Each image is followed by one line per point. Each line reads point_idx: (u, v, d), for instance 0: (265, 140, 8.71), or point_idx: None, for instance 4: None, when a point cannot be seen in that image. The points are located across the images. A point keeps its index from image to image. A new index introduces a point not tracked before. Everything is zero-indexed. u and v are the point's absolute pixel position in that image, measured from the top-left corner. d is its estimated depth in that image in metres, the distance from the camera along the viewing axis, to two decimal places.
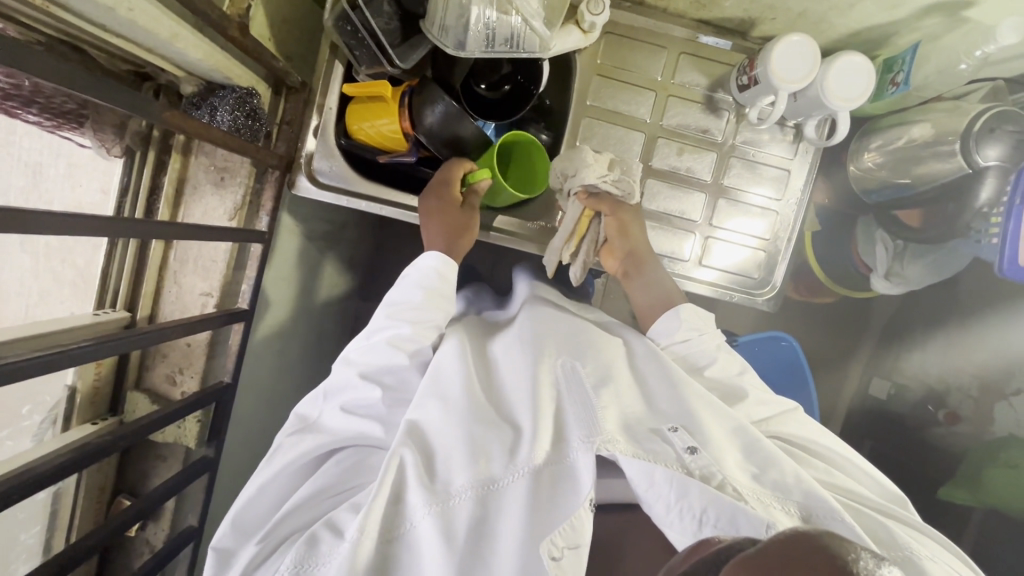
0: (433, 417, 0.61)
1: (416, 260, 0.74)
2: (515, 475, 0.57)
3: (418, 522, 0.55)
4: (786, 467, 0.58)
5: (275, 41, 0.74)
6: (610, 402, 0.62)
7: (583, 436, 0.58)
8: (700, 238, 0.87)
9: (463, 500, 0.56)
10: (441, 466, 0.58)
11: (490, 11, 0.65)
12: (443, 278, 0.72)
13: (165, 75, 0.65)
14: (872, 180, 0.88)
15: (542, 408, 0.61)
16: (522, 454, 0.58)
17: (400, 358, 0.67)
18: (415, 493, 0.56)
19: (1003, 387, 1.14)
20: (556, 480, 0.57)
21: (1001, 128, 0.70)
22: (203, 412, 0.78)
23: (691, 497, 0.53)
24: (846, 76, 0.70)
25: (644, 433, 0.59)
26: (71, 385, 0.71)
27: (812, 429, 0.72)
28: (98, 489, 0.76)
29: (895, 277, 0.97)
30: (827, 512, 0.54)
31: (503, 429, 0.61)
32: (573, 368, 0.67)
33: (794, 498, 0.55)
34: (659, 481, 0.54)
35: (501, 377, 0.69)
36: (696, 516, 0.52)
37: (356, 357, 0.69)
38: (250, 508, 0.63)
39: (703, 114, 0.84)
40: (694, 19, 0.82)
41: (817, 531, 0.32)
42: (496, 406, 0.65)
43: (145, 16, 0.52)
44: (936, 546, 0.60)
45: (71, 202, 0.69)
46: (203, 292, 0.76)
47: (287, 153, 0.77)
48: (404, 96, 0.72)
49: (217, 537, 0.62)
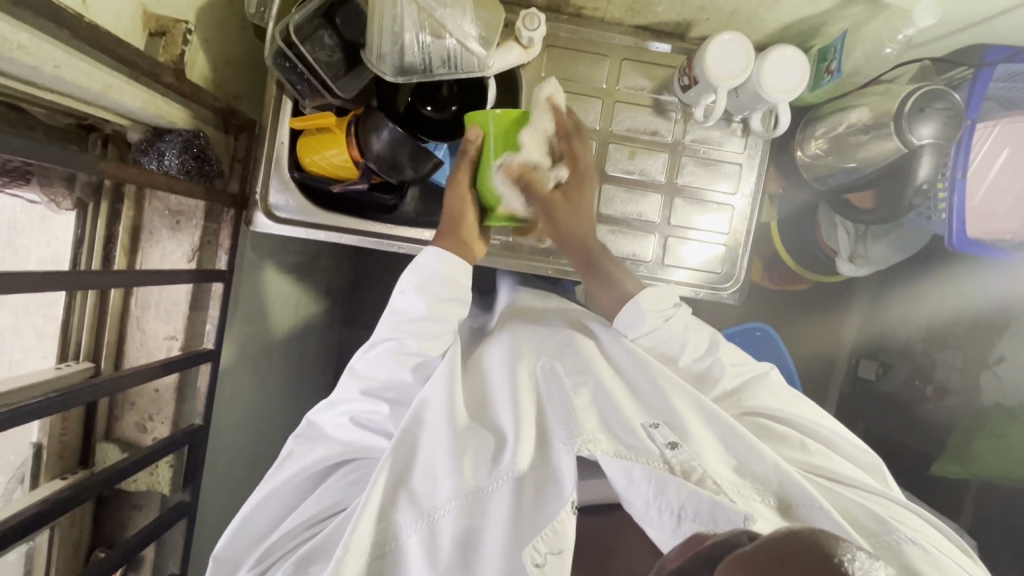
0: (421, 431, 0.60)
1: (416, 259, 0.67)
2: (498, 482, 0.55)
3: (407, 537, 0.55)
4: (767, 457, 0.57)
5: (218, 82, 0.75)
6: (588, 402, 0.60)
7: (564, 437, 0.57)
8: (660, 239, 0.88)
9: (448, 512, 0.55)
10: (425, 479, 0.57)
11: (423, 35, 0.67)
12: (450, 279, 0.65)
13: (110, 125, 0.66)
14: (822, 167, 0.88)
15: (522, 413, 0.60)
16: (504, 460, 0.56)
17: (404, 373, 0.65)
18: (404, 510, 0.56)
19: (986, 357, 1.14)
20: (540, 486, 0.56)
21: (930, 106, 0.70)
22: (175, 456, 0.78)
23: (670, 492, 0.52)
24: (781, 68, 0.71)
25: (626, 424, 0.57)
26: (36, 442, 0.71)
27: (789, 400, 0.71)
28: (74, 543, 0.76)
29: (859, 259, 1.00)
30: (809, 500, 0.54)
31: (486, 437, 0.59)
32: (554, 368, 0.66)
33: (773, 490, 0.56)
34: (637, 479, 0.53)
35: (487, 385, 0.67)
36: (674, 512, 0.51)
37: (361, 370, 0.66)
38: (249, 523, 0.66)
39: (652, 117, 0.86)
40: (632, 26, 0.84)
41: (813, 531, 0.32)
42: (482, 417, 0.63)
43: (74, 71, 0.52)
44: (923, 525, 0.59)
45: (47, 253, 0.71)
46: (168, 335, 0.76)
47: (241, 190, 0.79)
48: (350, 125, 0.74)
49: (219, 546, 0.67)
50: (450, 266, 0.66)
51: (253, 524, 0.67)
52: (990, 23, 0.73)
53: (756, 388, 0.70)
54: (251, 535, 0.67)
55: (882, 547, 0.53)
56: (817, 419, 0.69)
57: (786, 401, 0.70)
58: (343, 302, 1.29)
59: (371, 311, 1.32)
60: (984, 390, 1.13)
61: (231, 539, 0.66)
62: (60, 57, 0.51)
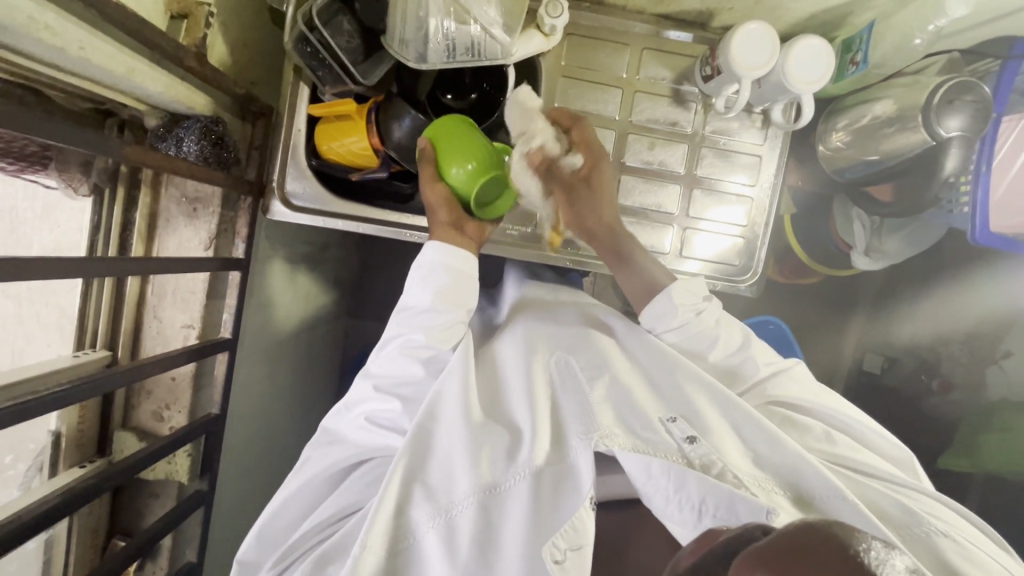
0: (437, 425, 0.60)
1: (417, 255, 0.66)
2: (515, 478, 0.55)
3: (423, 533, 0.55)
4: (788, 448, 0.56)
5: (235, 67, 0.74)
6: (605, 397, 0.60)
7: (582, 432, 0.57)
8: (678, 230, 0.87)
9: (466, 508, 0.55)
10: (441, 474, 0.57)
11: (447, 21, 0.66)
12: (450, 271, 0.64)
13: (128, 110, 0.65)
14: (842, 159, 0.87)
15: (538, 407, 0.60)
16: (522, 456, 0.57)
17: (414, 367, 0.64)
18: (420, 506, 0.55)
19: (992, 352, 1.15)
20: (557, 480, 0.56)
21: (959, 98, 0.70)
22: (193, 446, 0.77)
23: (689, 487, 0.52)
24: (807, 59, 0.71)
25: (643, 420, 0.58)
26: (54, 430, 0.70)
27: (818, 391, 0.70)
28: (91, 532, 0.76)
29: (874, 252, 0.99)
30: (829, 492, 0.54)
31: (502, 435, 0.59)
32: (569, 363, 0.66)
33: (791, 481, 0.56)
34: (656, 473, 0.53)
35: (501, 380, 0.67)
36: (695, 507, 0.51)
37: (376, 368, 0.66)
38: (272, 524, 0.66)
39: (672, 107, 0.85)
40: (653, 15, 0.83)
41: (829, 522, 0.32)
42: (497, 412, 0.63)
43: (98, 53, 0.51)
44: (954, 516, 0.59)
45: (53, 243, 0.68)
46: (184, 324, 0.76)
47: (258, 178, 0.77)
48: (370, 112, 0.73)
49: (241, 549, 0.67)
50: (457, 261, 0.64)
51: (273, 525, 0.66)
52: (1017, 15, 0.73)
53: (780, 380, 0.70)
54: (270, 536, 0.66)
55: (911, 540, 0.54)
56: (846, 412, 0.69)
57: (814, 393, 0.70)
58: (352, 292, 1.29)
59: (380, 301, 1.31)
60: (991, 384, 1.14)
61: (251, 542, 0.66)
62: (86, 39, 0.50)
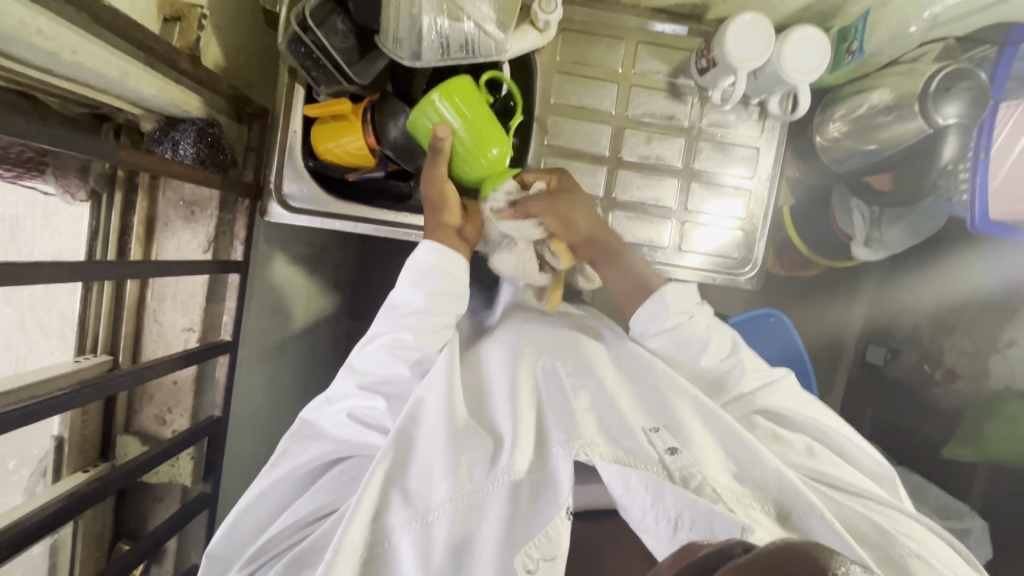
0: (416, 430, 0.59)
1: (410, 252, 0.65)
2: (494, 485, 0.55)
3: (399, 539, 0.55)
4: (769, 464, 0.57)
5: (230, 69, 0.74)
6: (588, 406, 0.60)
7: (563, 441, 0.57)
8: (677, 225, 0.87)
9: (441, 515, 0.55)
10: (421, 479, 0.57)
11: (441, 19, 0.66)
12: (444, 274, 0.63)
13: (123, 114, 0.65)
14: (839, 150, 0.87)
15: (521, 417, 0.59)
16: (502, 463, 0.56)
17: (400, 367, 0.64)
18: (396, 512, 0.55)
19: (996, 340, 1.13)
20: (536, 490, 0.56)
21: (955, 86, 0.70)
22: (196, 448, 0.78)
23: (666, 500, 0.53)
24: (802, 49, 0.70)
25: (625, 428, 0.58)
26: (57, 435, 0.71)
27: (806, 405, 0.70)
28: (96, 536, 0.76)
29: (874, 242, 1.00)
30: (806, 508, 0.55)
31: (485, 438, 0.59)
32: (555, 369, 0.64)
33: (772, 498, 0.57)
34: (634, 485, 0.54)
35: (485, 382, 0.66)
36: (671, 520, 0.53)
37: (360, 364, 0.65)
38: (244, 520, 0.66)
39: (668, 101, 0.85)
40: (648, 8, 0.83)
41: (811, 543, 0.30)
42: (482, 417, 0.63)
43: (92, 58, 0.52)
44: (931, 534, 0.59)
45: (53, 251, 0.68)
46: (185, 327, 0.76)
47: (255, 181, 0.78)
48: (366, 112, 0.72)
49: (212, 547, 0.66)
50: (444, 261, 0.63)
51: (246, 524, 0.66)
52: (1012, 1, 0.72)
53: (769, 391, 0.69)
54: (242, 534, 0.66)
55: (883, 560, 0.55)
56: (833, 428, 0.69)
57: (801, 405, 0.69)
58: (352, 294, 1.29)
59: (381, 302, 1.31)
60: (994, 373, 1.12)
61: (220, 543, 0.65)
62: (78, 43, 0.50)
